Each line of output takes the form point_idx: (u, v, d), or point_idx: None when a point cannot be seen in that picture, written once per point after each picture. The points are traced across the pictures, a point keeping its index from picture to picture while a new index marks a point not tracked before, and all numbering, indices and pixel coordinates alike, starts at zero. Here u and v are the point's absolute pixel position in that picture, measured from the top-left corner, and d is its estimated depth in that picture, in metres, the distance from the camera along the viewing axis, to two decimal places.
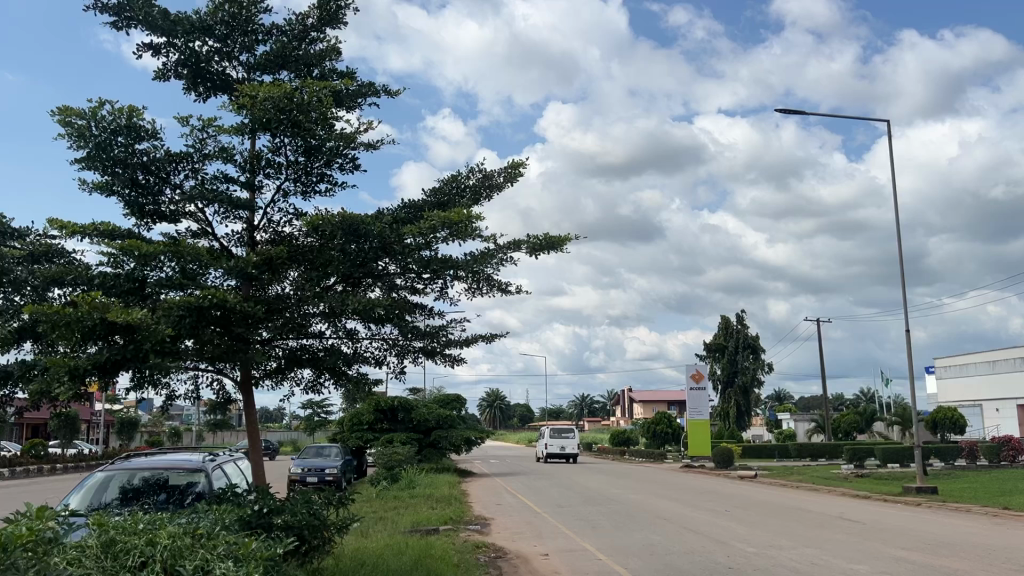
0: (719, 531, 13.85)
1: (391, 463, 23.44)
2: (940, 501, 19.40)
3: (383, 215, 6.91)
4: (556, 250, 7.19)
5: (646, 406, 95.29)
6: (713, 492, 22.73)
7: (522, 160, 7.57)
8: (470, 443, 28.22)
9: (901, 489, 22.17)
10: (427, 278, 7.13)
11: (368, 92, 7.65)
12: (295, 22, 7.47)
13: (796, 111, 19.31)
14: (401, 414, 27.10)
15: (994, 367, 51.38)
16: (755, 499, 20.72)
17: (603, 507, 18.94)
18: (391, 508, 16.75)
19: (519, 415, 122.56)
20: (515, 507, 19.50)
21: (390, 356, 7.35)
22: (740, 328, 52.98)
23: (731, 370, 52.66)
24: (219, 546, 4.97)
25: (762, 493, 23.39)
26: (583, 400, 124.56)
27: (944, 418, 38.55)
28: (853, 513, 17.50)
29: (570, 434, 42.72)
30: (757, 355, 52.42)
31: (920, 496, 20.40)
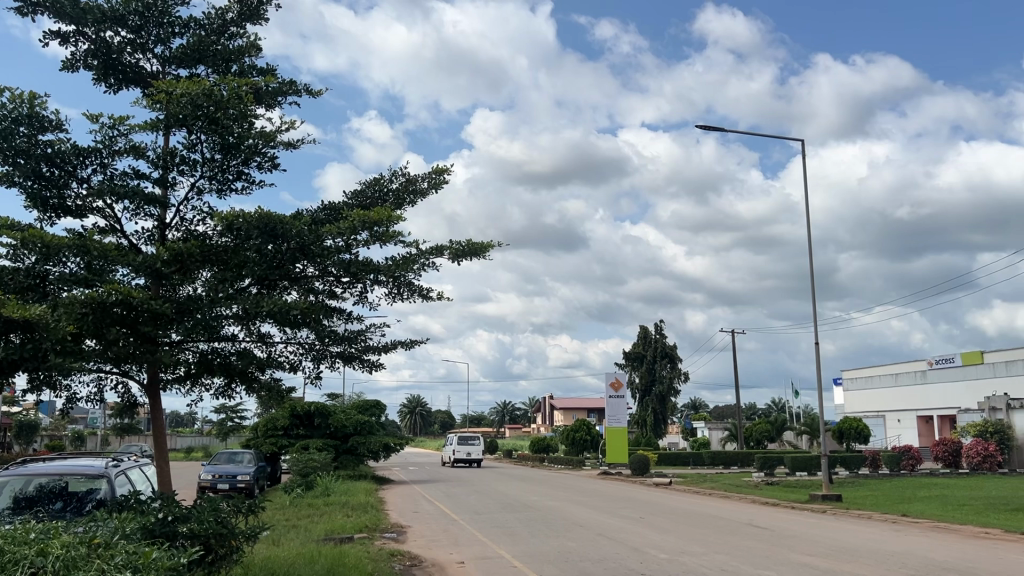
0: (633, 537, 14.04)
1: (307, 469, 22.96)
2: (844, 508, 20.12)
3: (303, 216, 6.78)
4: (478, 257, 7.19)
5: (566, 413, 96.18)
6: (629, 499, 23.07)
7: (446, 167, 7.56)
8: (388, 450, 27.89)
9: (807, 497, 22.92)
10: (346, 282, 7.02)
11: (288, 91, 7.51)
12: (214, 16, 7.27)
13: (716, 128, 19.85)
14: (317, 419, 26.67)
15: (897, 380, 53.77)
16: (669, 506, 21.11)
17: (521, 513, 19.01)
18: (304, 515, 16.41)
19: (440, 422, 121.93)
20: (433, 514, 19.36)
21: (306, 361, 7.20)
22: (659, 338, 54.03)
23: (649, 379, 53.65)
24: (116, 556, 4.76)
25: (676, 500, 23.83)
26: (504, 407, 125.01)
27: (850, 428, 40.05)
28: (761, 519, 18.01)
29: (476, 442, 43.26)
30: (674, 364, 53.60)
31: (826, 503, 21.12)
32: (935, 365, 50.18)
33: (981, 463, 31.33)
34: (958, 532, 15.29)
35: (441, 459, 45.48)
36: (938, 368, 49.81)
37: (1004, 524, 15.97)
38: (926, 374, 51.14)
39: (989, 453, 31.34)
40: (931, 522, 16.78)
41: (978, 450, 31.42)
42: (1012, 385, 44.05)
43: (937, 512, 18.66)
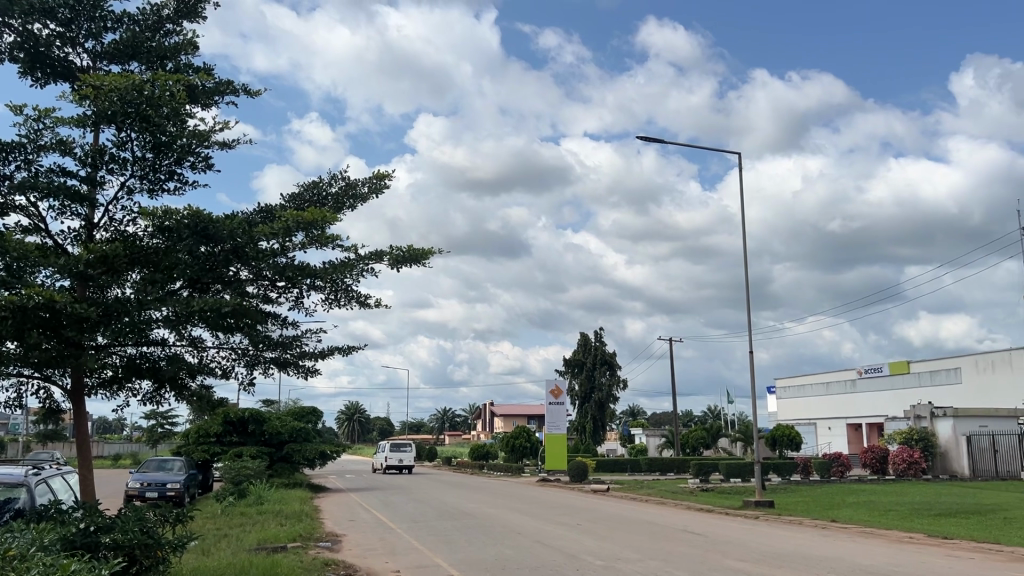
0: (570, 545, 14.08)
1: (239, 477, 22.45)
2: (777, 514, 20.56)
3: (237, 217, 6.63)
4: (419, 264, 7.15)
5: (506, 420, 96.22)
6: (566, 506, 23.18)
7: (387, 172, 7.50)
8: (324, 457, 27.45)
9: (741, 503, 23.30)
10: (282, 287, 6.89)
11: (226, 91, 7.36)
12: (149, 12, 7.09)
13: (656, 139, 20.13)
14: (251, 426, 26.16)
15: (828, 388, 55.20)
16: (606, 513, 21.24)
17: (458, 521, 18.91)
18: (236, 525, 16.08)
19: (379, 429, 120.74)
20: (369, 522, 19.14)
21: (239, 366, 7.04)
22: (598, 345, 54.47)
23: (588, 386, 54.03)
24: (31, 569, 4.56)
25: (613, 506, 23.98)
26: (444, 414, 124.40)
27: (782, 435, 40.95)
28: (696, 525, 18.25)
29: (407, 449, 43.08)
30: (613, 371, 54.09)
31: (758, 509, 21.56)
32: (864, 374, 51.65)
33: (907, 469, 32.44)
34: (883, 537, 15.77)
35: (372, 466, 45.08)
36: (867, 377, 51.29)
37: (927, 529, 16.47)
38: (855, 382, 52.59)
39: (914, 459, 32.50)
40: (858, 528, 17.28)
41: (903, 457, 32.64)
42: (936, 393, 45.59)
43: (864, 518, 19.21)
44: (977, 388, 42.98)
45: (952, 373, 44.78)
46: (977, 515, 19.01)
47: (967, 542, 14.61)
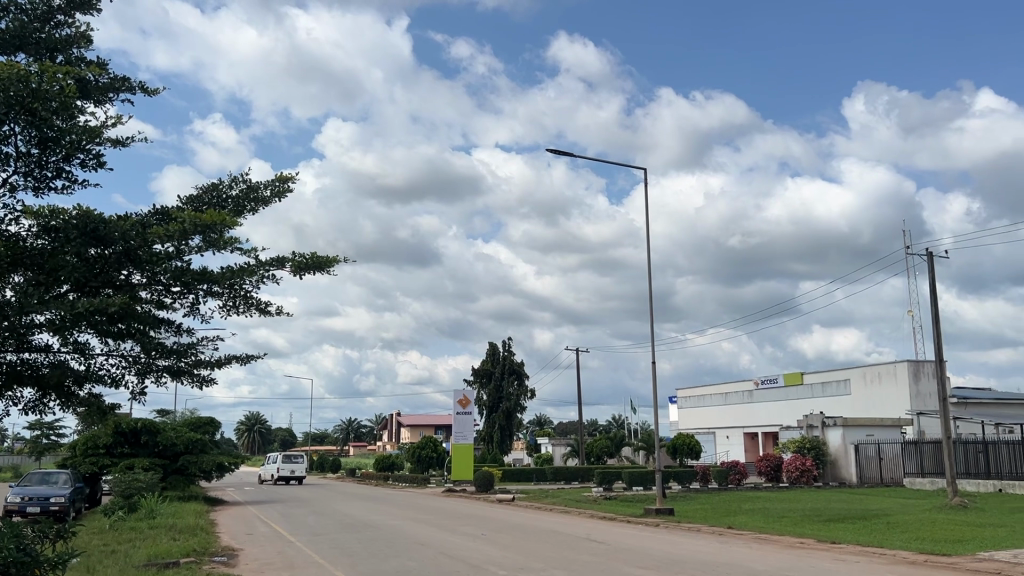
0: (475, 555, 14.04)
1: (130, 490, 21.49)
2: (677, 521, 21.05)
3: (130, 218, 6.35)
4: (321, 270, 7.01)
5: (413, 430, 95.29)
6: (471, 517, 23.10)
7: (291, 176, 7.36)
8: (222, 469, 26.55)
9: (642, 511, 23.76)
10: (176, 292, 6.62)
11: (121, 88, 7.06)
12: (38, 2, 6.74)
13: (565, 152, 20.49)
14: (144, 437, 25.15)
15: (727, 398, 56.95)
16: (512, 522, 21.27)
17: (361, 533, 18.60)
18: (125, 540, 15.34)
19: (280, 440, 117.70)
20: (268, 536, 18.62)
21: (130, 374, 6.73)
22: (507, 355, 54.74)
23: (496, 396, 54.15)
24: None
25: (518, 516, 24.06)
26: (348, 424, 122.31)
27: (683, 444, 42.03)
28: (599, 534, 18.48)
29: (299, 459, 42.24)
30: (521, 381, 54.45)
31: (659, 517, 22.02)
32: (760, 385, 53.52)
33: (799, 477, 33.68)
34: (776, 542, 16.34)
35: (259, 475, 44.00)
36: (763, 388, 53.20)
37: (817, 535, 17.17)
38: (752, 393, 54.46)
39: (806, 468, 33.77)
40: (753, 534, 17.86)
41: (797, 465, 33.81)
42: (828, 404, 47.63)
43: (759, 524, 19.89)
44: (864, 399, 45.13)
45: (842, 384, 46.90)
46: (862, 519, 19.97)
47: (854, 546, 15.29)
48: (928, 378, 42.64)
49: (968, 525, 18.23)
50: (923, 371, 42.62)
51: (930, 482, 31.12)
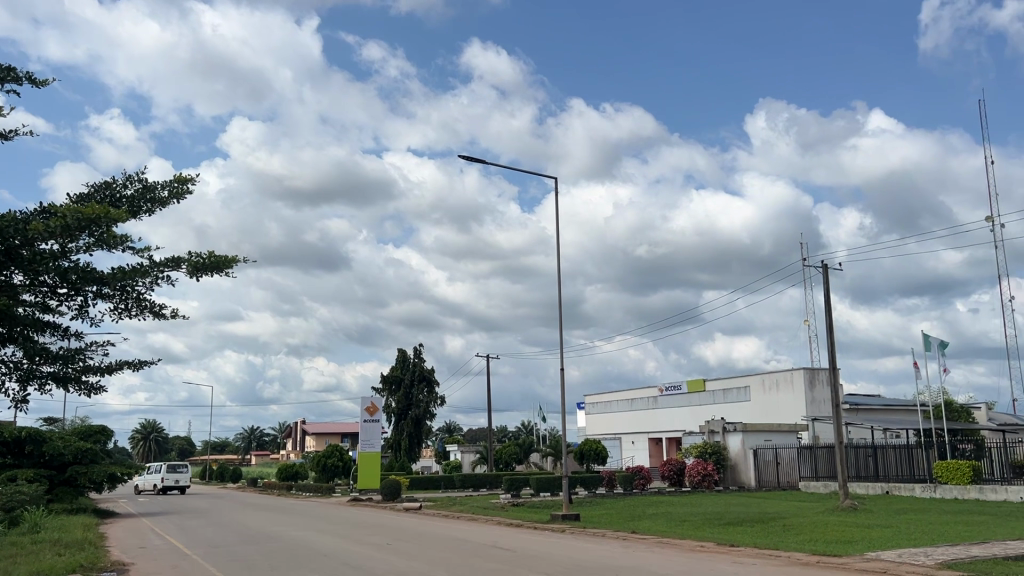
0: (380, 565, 13.80)
1: (12, 502, 20.26)
2: (582, 527, 21.22)
3: (12, 215, 5.97)
4: (220, 273, 6.80)
5: (319, 439, 93.45)
6: (376, 526, 22.71)
7: (190, 176, 7.12)
8: (113, 480, 25.34)
9: (548, 517, 23.87)
10: (63, 294, 6.25)
11: (6, 78, 6.63)
12: None
13: (478, 159, 20.47)
14: (29, 447, 23.80)
15: (633, 405, 57.95)
16: (417, 531, 20.97)
17: (262, 545, 18.01)
18: (4, 557, 14.40)
19: (178, 449, 113.50)
20: (162, 549, 17.85)
21: (10, 381, 6.28)
22: (417, 361, 54.39)
23: (405, 403, 53.63)
24: None
25: (425, 524, 23.78)
26: (251, 432, 118.97)
27: (589, 449, 42.56)
28: (505, 541, 18.42)
29: (184, 468, 40.90)
30: (431, 388, 54.14)
31: (565, 523, 22.14)
32: (664, 392, 54.71)
33: (701, 481, 34.58)
34: (677, 546, 16.66)
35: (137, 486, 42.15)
36: (667, 394, 54.39)
37: (717, 538, 17.59)
38: (656, 400, 55.62)
39: (707, 472, 34.69)
40: (656, 538, 18.16)
41: (699, 469, 34.72)
42: (728, 410, 49.07)
43: (661, 528, 20.28)
44: (763, 405, 46.68)
45: (742, 391, 48.35)
46: (760, 523, 20.59)
47: (752, 548, 15.74)
48: (822, 386, 44.48)
49: (858, 527, 19.01)
50: (818, 379, 44.43)
51: (823, 485, 32.42)
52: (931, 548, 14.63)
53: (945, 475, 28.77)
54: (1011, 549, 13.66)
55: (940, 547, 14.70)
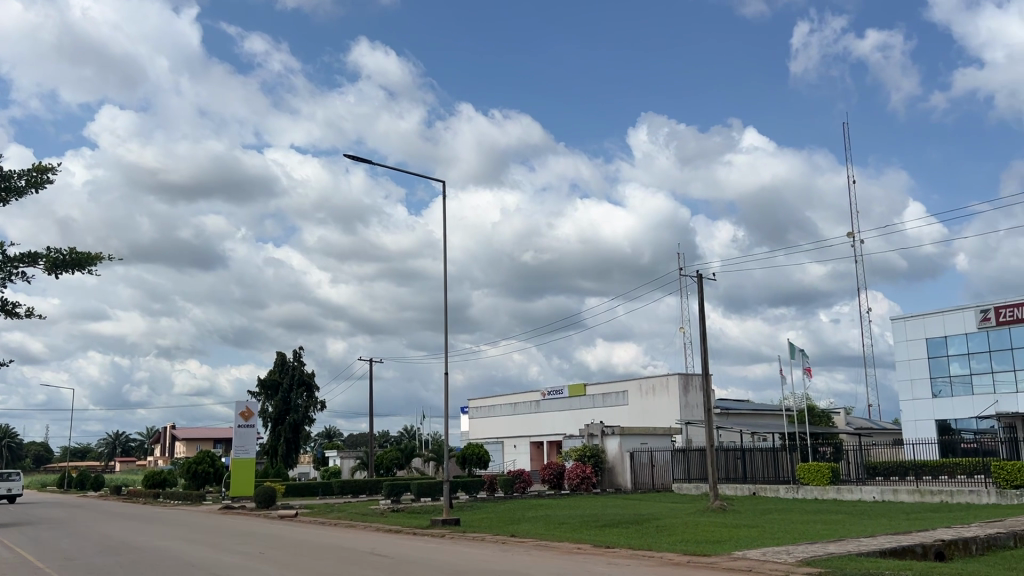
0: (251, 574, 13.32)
1: None
2: (461, 531, 21.13)
3: None
4: None
5: (190, 444, 89.66)
6: (249, 534, 21.87)
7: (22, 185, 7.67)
8: None
9: (428, 522, 23.67)
10: None
11: None
12: None
13: (364, 159, 20.20)
14: None
15: (515, 408, 58.39)
16: (293, 539, 20.31)
17: (123, 556, 17.03)
18: None
19: (34, 455, 106.35)
20: (10, 563, 16.60)
21: None
22: (296, 365, 52.97)
23: (283, 408, 52.03)
24: None
25: (300, 532, 23.10)
26: (116, 437, 112.97)
27: (471, 454, 42.56)
28: (383, 547, 18.12)
29: (16, 477, 38.45)
30: (311, 393, 52.79)
31: (445, 528, 21.98)
32: (547, 396, 55.35)
33: (580, 484, 35.15)
34: (555, 549, 16.83)
35: None
36: (550, 398, 55.06)
37: (594, 540, 17.86)
38: (538, 404, 56.23)
39: (586, 475, 35.33)
40: (534, 542, 18.27)
41: (578, 472, 35.28)
42: (608, 414, 50.16)
43: (539, 531, 20.48)
44: (640, 409, 47.92)
45: (620, 396, 49.49)
46: (635, 524, 21.08)
47: (625, 550, 16.05)
48: (696, 391, 46.11)
49: (727, 527, 19.67)
50: (691, 384, 46.01)
51: (694, 487, 33.59)
52: (792, 547, 15.30)
53: (807, 476, 30.30)
54: (864, 546, 14.40)
55: (800, 545, 15.41)
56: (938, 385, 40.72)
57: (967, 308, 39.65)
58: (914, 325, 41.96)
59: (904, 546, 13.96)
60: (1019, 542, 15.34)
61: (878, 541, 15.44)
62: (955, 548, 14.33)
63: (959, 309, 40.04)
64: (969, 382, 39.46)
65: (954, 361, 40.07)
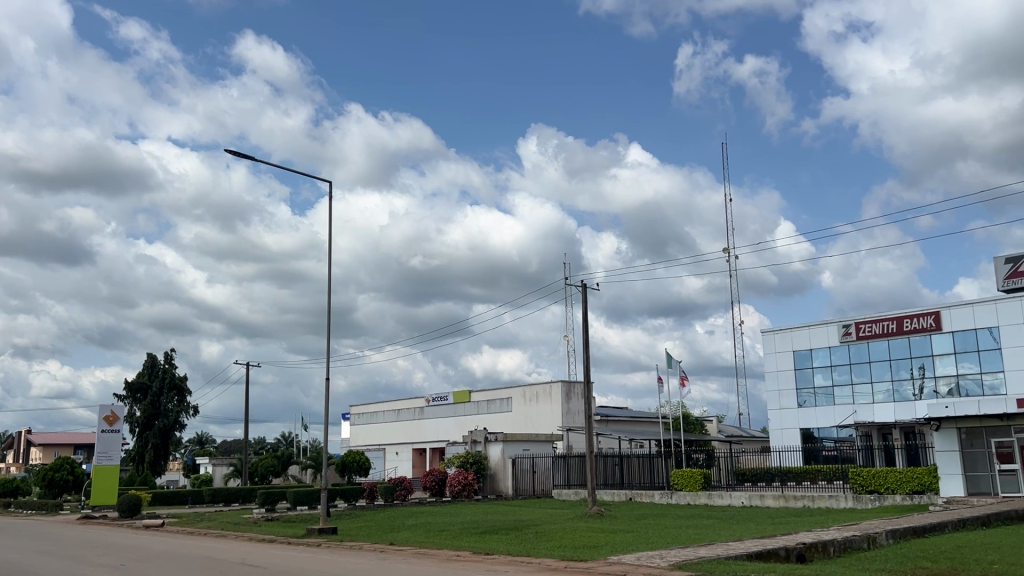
0: None
1: None
2: (337, 541, 20.61)
3: None
4: None
5: (46, 451, 84.04)
6: (109, 546, 20.58)
7: None
8: None
9: (303, 532, 22.95)
10: None
11: None
12: None
13: (247, 155, 19.66)
14: None
15: (398, 415, 57.82)
16: (157, 550, 19.26)
17: None
18: None
19: None
20: None
21: None
22: (167, 367, 50.51)
23: (151, 413, 49.59)
24: None
25: (164, 542, 21.97)
26: None
27: (351, 461, 41.74)
28: (254, 558, 17.42)
29: None
30: (182, 397, 50.64)
31: (321, 538, 21.39)
32: (431, 403, 54.98)
33: (461, 491, 34.99)
34: (434, 556, 16.62)
35: None
36: (434, 405, 54.73)
37: (473, 547, 17.79)
38: (422, 410, 55.78)
39: (467, 482, 35.20)
40: (414, 549, 18.03)
41: (459, 479, 35.16)
42: (491, 420, 50.31)
43: (417, 539, 20.24)
44: (523, 416, 48.34)
45: (504, 402, 49.74)
46: (513, 531, 21.12)
47: (504, 556, 16.04)
48: (578, 398, 46.83)
49: (603, 532, 20.02)
50: (574, 392, 46.70)
51: (574, 493, 34.09)
52: (665, 551, 15.66)
53: (681, 482, 31.29)
54: (731, 550, 14.92)
55: (673, 550, 15.84)
56: (803, 395, 42.89)
57: (830, 323, 42.02)
58: (783, 338, 44.12)
59: (769, 550, 14.56)
60: (871, 544, 16.28)
61: (745, 545, 16.00)
62: (815, 550, 15.08)
63: (823, 323, 42.34)
64: (831, 394, 41.76)
65: (818, 373, 42.33)
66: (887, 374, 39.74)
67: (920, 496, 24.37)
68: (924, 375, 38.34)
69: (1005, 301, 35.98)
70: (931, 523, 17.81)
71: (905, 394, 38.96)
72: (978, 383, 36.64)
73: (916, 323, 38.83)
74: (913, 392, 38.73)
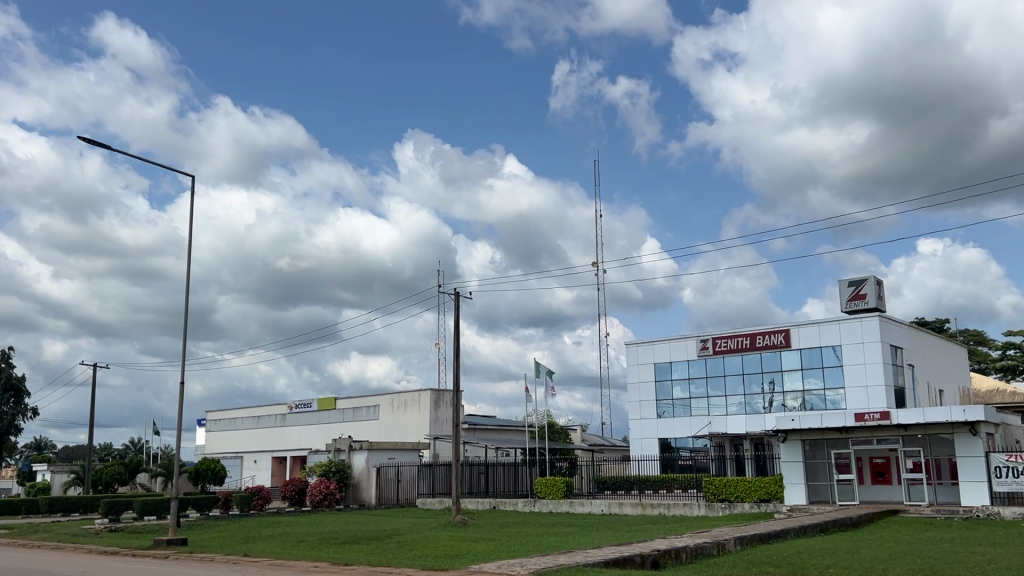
0: None
1: None
2: (187, 552, 19.63)
3: None
4: None
5: None
6: None
7: None
8: None
9: (150, 543, 21.73)
10: None
11: None
12: None
13: (104, 145, 18.72)
14: None
15: (258, 422, 55.84)
16: None
17: None
18: None
19: None
20: None
21: None
22: (3, 367, 46.90)
23: None
24: None
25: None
26: None
27: (206, 469, 39.92)
28: (93, 570, 16.34)
29: None
30: (19, 399, 47.08)
31: (169, 549, 20.30)
32: (294, 409, 53.31)
33: (322, 500, 34.07)
34: (290, 568, 16.05)
35: None
36: (296, 412, 53.14)
37: (332, 557, 17.38)
38: (284, 417, 54.02)
39: (329, 491, 34.33)
40: (269, 561, 17.35)
41: (321, 488, 34.19)
42: (356, 428, 49.40)
43: (273, 550, 19.59)
44: (389, 424, 47.73)
45: (370, 410, 48.91)
46: (374, 540, 20.77)
47: (364, 566, 15.75)
48: (446, 406, 46.67)
49: (466, 540, 20.03)
50: (442, 400, 46.50)
51: (438, 501, 33.96)
52: (525, 558, 15.82)
53: (543, 490, 31.65)
54: (590, 557, 15.27)
55: (533, 557, 16.04)
56: (662, 406, 44.39)
57: (689, 338, 43.72)
58: (645, 350, 45.58)
59: (625, 556, 15.00)
60: (720, 550, 16.96)
61: (602, 552, 16.33)
62: (668, 557, 15.54)
63: (682, 338, 44.05)
64: (688, 405, 43.43)
65: (677, 385, 43.98)
66: (740, 387, 41.74)
67: (767, 504, 25.70)
68: (774, 389, 40.56)
69: (848, 322, 38.62)
70: (774, 530, 18.74)
71: (756, 406, 41.02)
72: (821, 398, 39.09)
73: (767, 340, 41.05)
74: (763, 405, 40.82)
